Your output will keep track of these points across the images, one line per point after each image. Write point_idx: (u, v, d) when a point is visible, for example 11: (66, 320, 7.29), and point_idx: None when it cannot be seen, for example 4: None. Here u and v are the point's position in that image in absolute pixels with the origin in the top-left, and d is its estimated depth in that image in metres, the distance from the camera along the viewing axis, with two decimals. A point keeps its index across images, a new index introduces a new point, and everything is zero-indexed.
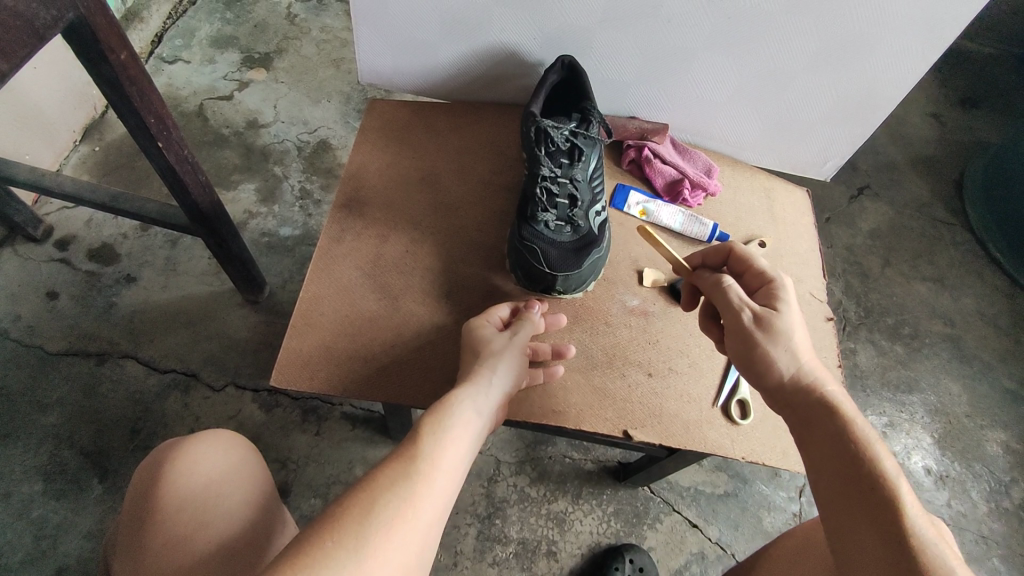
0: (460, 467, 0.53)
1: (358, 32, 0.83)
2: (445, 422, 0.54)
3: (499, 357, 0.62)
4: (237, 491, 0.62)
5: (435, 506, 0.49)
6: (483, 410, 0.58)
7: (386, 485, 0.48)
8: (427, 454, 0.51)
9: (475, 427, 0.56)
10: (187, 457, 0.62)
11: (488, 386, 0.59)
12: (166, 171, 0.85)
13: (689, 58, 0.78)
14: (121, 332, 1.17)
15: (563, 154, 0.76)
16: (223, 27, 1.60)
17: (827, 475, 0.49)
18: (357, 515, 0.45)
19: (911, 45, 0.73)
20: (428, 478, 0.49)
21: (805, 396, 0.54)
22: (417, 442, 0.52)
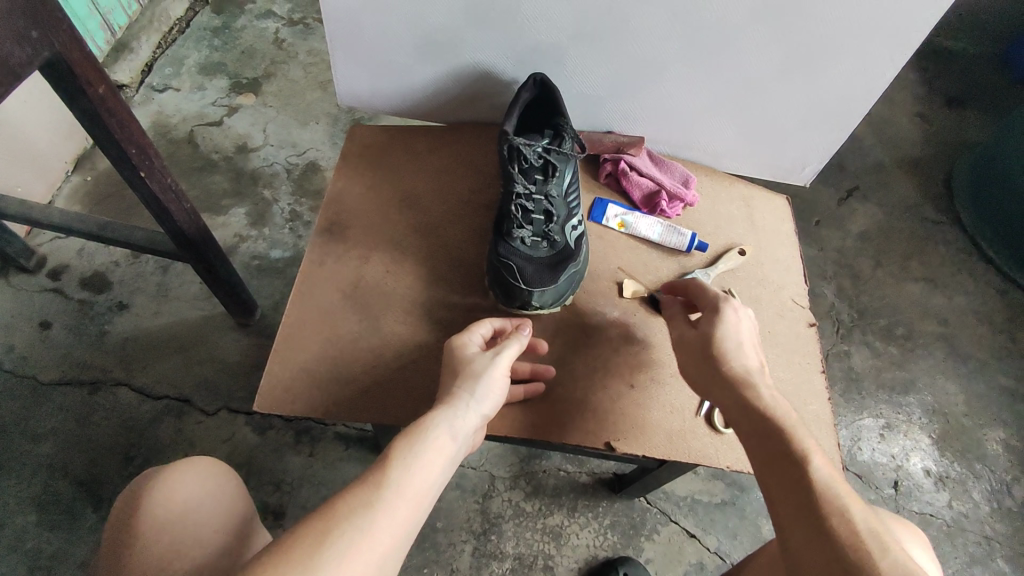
0: (427, 493, 0.53)
1: (335, 57, 0.84)
2: (419, 448, 0.55)
3: (477, 379, 0.61)
4: (214, 520, 0.63)
5: (399, 536, 0.50)
6: (459, 434, 0.58)
7: (350, 515, 0.49)
8: (396, 482, 0.52)
9: (450, 452, 0.57)
10: (166, 484, 0.63)
11: (465, 409, 0.59)
12: (150, 200, 0.86)
13: (661, 71, 0.79)
14: (114, 359, 1.18)
15: (537, 170, 0.77)
16: (211, 54, 1.63)
17: (787, 490, 0.53)
18: (316, 547, 0.46)
19: (877, 51, 0.73)
20: (393, 509, 0.50)
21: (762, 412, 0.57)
22: (386, 469, 0.52)
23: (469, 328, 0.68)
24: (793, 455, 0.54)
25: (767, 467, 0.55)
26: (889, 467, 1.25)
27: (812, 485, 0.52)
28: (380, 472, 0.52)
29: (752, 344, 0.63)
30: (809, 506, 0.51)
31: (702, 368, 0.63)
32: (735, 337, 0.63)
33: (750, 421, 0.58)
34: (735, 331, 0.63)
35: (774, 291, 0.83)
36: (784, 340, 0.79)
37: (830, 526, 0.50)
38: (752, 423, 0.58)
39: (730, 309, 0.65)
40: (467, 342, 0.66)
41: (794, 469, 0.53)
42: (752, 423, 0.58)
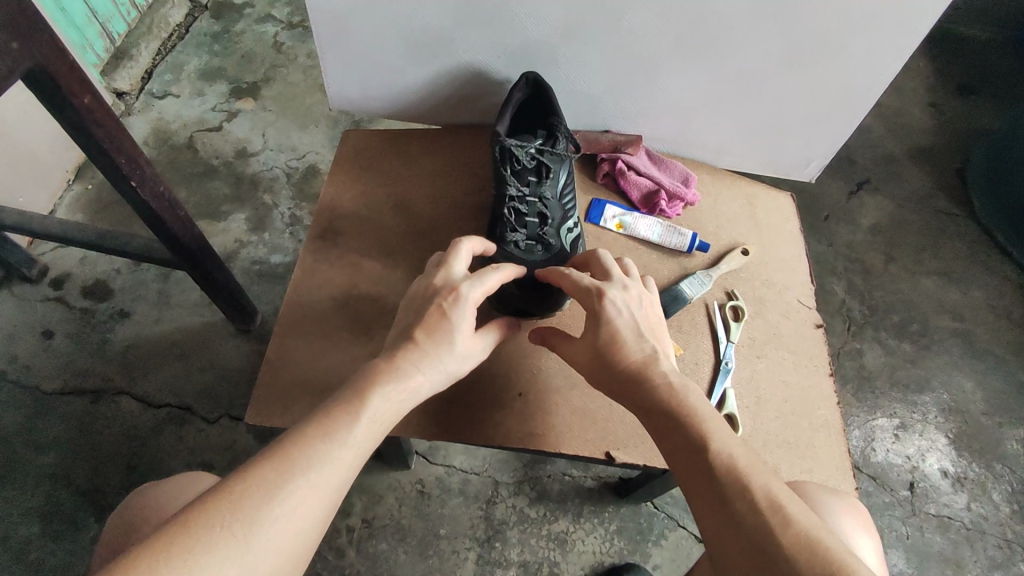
0: (356, 458, 0.49)
1: (324, 60, 0.83)
2: (351, 419, 0.49)
3: (450, 333, 0.56)
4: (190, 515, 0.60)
5: (319, 517, 0.46)
6: (402, 403, 0.52)
7: (261, 493, 0.44)
8: (318, 458, 0.46)
9: (387, 421, 0.52)
10: (157, 489, 0.62)
11: (417, 374, 0.53)
12: (142, 209, 0.86)
13: (657, 67, 0.77)
14: (116, 368, 1.18)
15: (530, 172, 0.75)
16: (211, 59, 1.62)
17: (696, 488, 0.53)
18: (219, 529, 0.41)
19: (882, 41, 0.70)
20: (312, 488, 0.45)
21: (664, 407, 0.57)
22: (306, 443, 0.47)
23: (486, 273, 0.59)
24: (697, 445, 0.54)
25: (676, 461, 0.55)
26: (904, 468, 1.22)
27: (717, 473, 0.52)
28: (298, 445, 0.47)
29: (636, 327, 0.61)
30: (716, 497, 0.51)
31: (598, 370, 0.61)
32: (617, 333, 0.60)
33: (658, 418, 0.57)
34: (616, 326, 0.60)
35: (779, 291, 0.80)
36: (790, 342, 0.76)
37: (736, 513, 0.50)
38: (656, 418, 0.57)
39: (608, 305, 0.60)
40: (478, 288, 0.58)
41: (698, 461, 0.53)
42: (655, 418, 0.57)
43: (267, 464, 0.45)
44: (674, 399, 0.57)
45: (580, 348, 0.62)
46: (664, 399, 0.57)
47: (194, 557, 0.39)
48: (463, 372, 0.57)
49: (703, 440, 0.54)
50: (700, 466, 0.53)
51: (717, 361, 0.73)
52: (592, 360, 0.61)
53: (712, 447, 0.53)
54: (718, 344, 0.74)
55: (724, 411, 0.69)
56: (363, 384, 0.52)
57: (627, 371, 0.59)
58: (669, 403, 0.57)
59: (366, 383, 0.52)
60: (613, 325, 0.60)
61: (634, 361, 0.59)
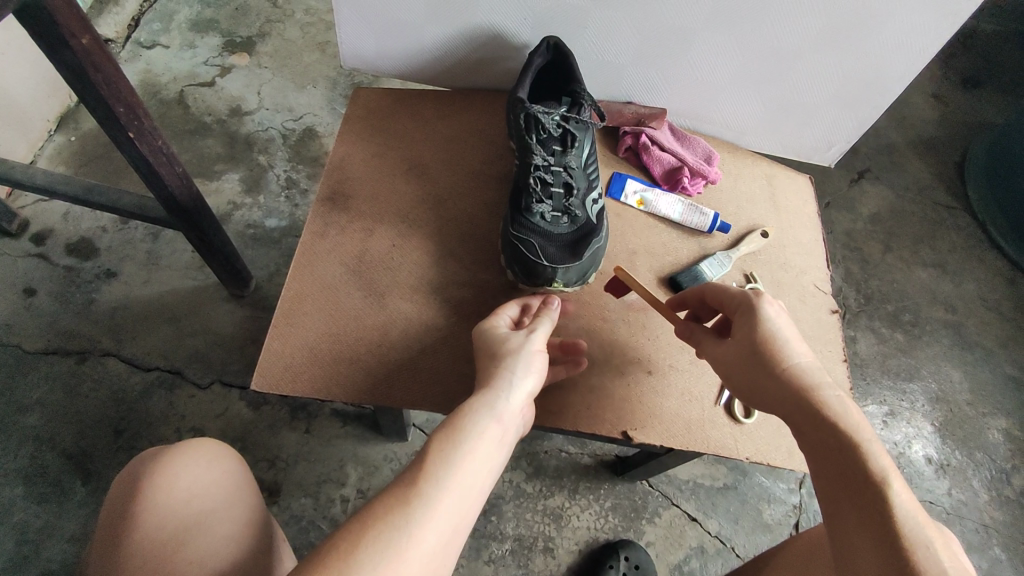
0: (465, 481, 0.48)
1: (339, 13, 0.78)
2: (452, 450, 0.50)
3: (519, 358, 0.58)
4: (192, 474, 0.57)
5: (453, 545, 0.46)
6: (503, 432, 0.54)
7: (397, 524, 0.44)
8: (439, 486, 0.47)
9: (496, 443, 0.52)
10: (167, 459, 0.57)
11: (507, 397, 0.55)
12: (139, 163, 0.81)
13: (689, 37, 0.74)
14: (102, 329, 1.13)
15: (555, 140, 0.71)
16: (203, 9, 1.55)
17: (855, 519, 0.46)
18: (372, 565, 0.41)
19: (922, 23, 0.69)
20: (442, 516, 0.46)
21: (820, 425, 0.50)
22: (424, 475, 0.48)
23: (500, 311, 0.64)
24: (860, 471, 0.47)
25: (826, 481, 0.49)
26: (891, 453, 1.24)
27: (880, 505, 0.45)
28: (421, 476, 0.47)
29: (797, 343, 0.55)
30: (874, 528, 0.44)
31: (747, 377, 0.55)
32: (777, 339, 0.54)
33: (812, 434, 0.50)
34: (774, 330, 0.55)
35: (795, 276, 0.79)
36: (804, 326, 0.76)
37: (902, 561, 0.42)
38: (810, 429, 0.50)
39: (765, 305, 0.56)
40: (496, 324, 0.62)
41: (861, 488, 0.46)
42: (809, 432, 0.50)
43: (392, 496, 0.46)
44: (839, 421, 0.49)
45: (728, 349, 0.57)
46: (833, 413, 0.50)
47: None
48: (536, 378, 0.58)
49: (867, 467, 0.47)
50: (862, 492, 0.46)
51: None
52: (743, 357, 0.55)
53: (878, 479, 0.46)
54: None
55: None
56: (459, 416, 0.53)
57: (787, 373, 0.52)
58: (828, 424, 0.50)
59: (459, 414, 0.53)
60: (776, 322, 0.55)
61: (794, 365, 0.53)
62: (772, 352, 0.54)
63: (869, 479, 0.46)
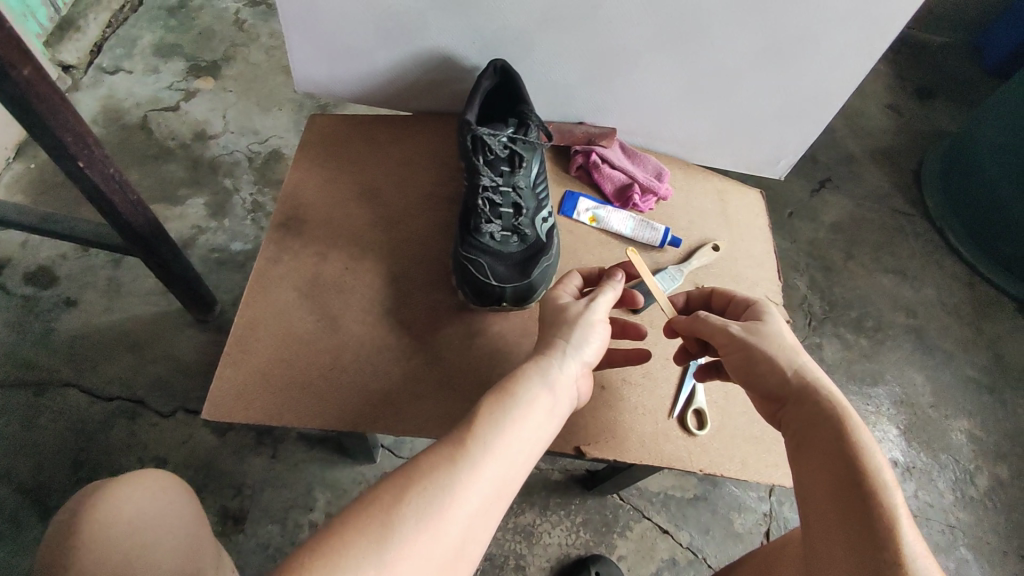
0: (510, 447, 0.50)
1: (290, 40, 0.79)
2: (501, 417, 0.51)
3: (578, 332, 0.59)
4: (136, 503, 0.56)
5: (491, 509, 0.47)
6: (555, 401, 0.55)
7: (441, 485, 0.45)
8: (484, 453, 0.48)
9: (546, 411, 0.54)
10: (113, 487, 0.57)
11: (562, 370, 0.56)
12: (92, 192, 0.81)
13: (634, 59, 0.76)
14: (61, 359, 1.11)
15: (503, 161, 0.72)
16: (167, 34, 1.55)
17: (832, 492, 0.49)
18: (413, 523, 0.42)
19: (854, 42, 0.71)
20: (485, 482, 0.47)
21: (814, 406, 0.53)
22: (470, 439, 0.49)
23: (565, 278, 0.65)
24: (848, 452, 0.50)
25: (813, 460, 0.51)
26: None
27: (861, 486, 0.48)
28: (469, 434, 0.49)
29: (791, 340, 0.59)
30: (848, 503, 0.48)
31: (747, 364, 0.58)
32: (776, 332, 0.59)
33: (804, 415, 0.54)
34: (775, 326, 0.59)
35: (746, 288, 0.81)
36: None
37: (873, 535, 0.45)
38: (802, 413, 0.54)
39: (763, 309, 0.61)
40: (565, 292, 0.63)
41: (842, 468, 0.49)
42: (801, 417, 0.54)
43: (440, 453, 0.47)
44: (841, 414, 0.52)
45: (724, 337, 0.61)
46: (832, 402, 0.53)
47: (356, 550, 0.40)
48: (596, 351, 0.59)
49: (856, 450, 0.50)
50: (845, 470, 0.49)
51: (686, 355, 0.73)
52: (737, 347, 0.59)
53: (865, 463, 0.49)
54: None
55: (692, 407, 0.70)
56: (513, 380, 0.55)
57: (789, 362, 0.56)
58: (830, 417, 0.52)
59: (513, 380, 0.55)
60: (777, 326, 0.58)
61: (799, 364, 0.56)
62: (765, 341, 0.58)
63: (856, 460, 0.49)
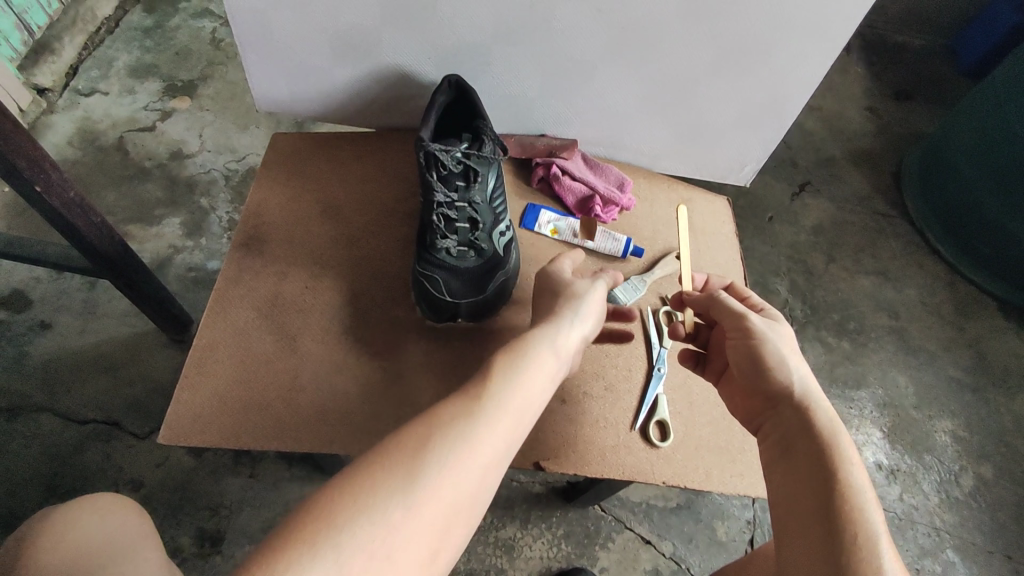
0: (525, 399, 0.50)
1: (247, 60, 0.79)
2: (514, 373, 0.51)
3: (577, 303, 0.61)
4: (91, 514, 0.57)
5: (507, 455, 0.47)
6: (559, 364, 0.56)
7: (460, 432, 0.45)
8: (499, 405, 0.48)
9: (551, 377, 0.54)
10: (74, 504, 0.58)
11: (566, 336, 0.58)
12: (53, 217, 0.81)
13: (590, 70, 0.76)
14: (35, 383, 1.11)
15: (458, 176, 0.69)
16: (144, 55, 1.55)
17: (811, 485, 0.50)
18: (433, 467, 0.42)
19: (806, 50, 0.72)
20: (501, 429, 0.47)
21: (805, 404, 0.55)
22: (488, 391, 0.49)
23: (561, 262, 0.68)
24: (829, 456, 0.51)
25: (796, 454, 0.53)
26: None
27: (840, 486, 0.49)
28: (484, 391, 0.50)
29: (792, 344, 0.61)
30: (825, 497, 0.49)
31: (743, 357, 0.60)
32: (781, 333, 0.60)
33: (794, 412, 0.55)
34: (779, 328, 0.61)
35: None
36: None
37: (845, 533, 0.46)
38: (791, 412, 0.55)
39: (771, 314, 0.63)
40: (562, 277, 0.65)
41: (823, 466, 0.51)
42: (791, 414, 0.55)
43: (457, 405, 0.47)
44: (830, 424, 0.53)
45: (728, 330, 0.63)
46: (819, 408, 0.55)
47: (366, 497, 0.40)
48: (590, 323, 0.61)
49: (836, 455, 0.51)
50: (823, 467, 0.51)
51: (649, 366, 0.73)
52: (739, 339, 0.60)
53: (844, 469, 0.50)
54: (651, 349, 0.74)
55: (655, 418, 0.69)
56: (522, 341, 0.55)
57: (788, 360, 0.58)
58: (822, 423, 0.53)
59: (522, 341, 0.55)
60: (788, 332, 0.60)
61: (798, 362, 0.57)
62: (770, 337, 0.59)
63: (836, 461, 0.51)
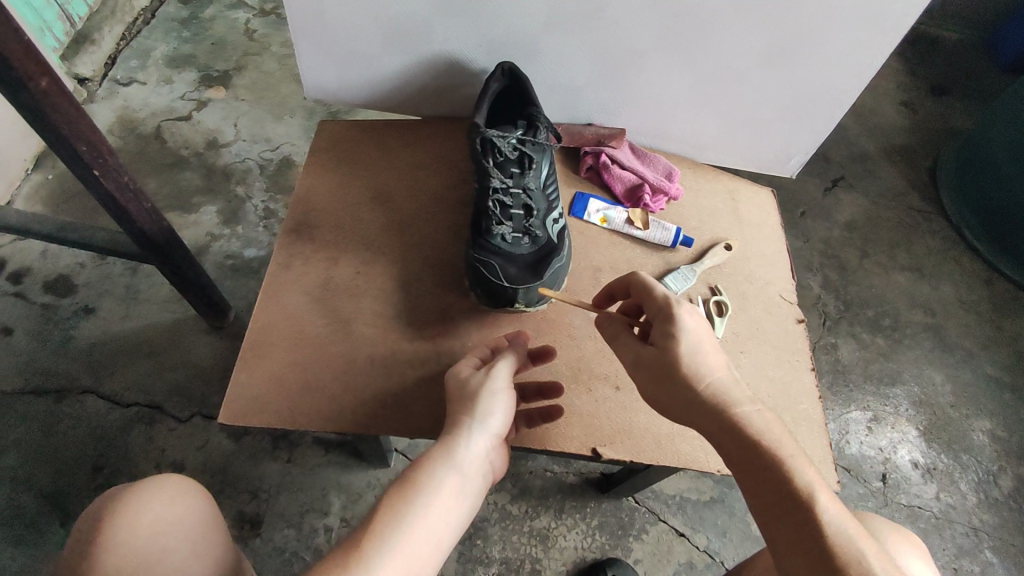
0: (417, 539, 0.52)
1: (299, 47, 0.79)
2: (403, 508, 0.53)
3: (479, 407, 0.60)
4: (161, 508, 0.57)
5: None
6: (463, 481, 0.57)
7: None
8: (388, 549, 0.50)
9: (457, 491, 0.56)
10: (143, 490, 0.58)
11: (464, 449, 0.58)
12: (107, 201, 0.82)
13: (640, 60, 0.76)
14: (80, 365, 1.13)
15: (512, 163, 0.72)
16: (180, 46, 1.57)
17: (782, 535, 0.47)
18: None
19: (862, 39, 0.71)
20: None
21: (741, 434, 0.50)
22: (369, 539, 0.50)
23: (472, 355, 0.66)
24: (787, 488, 0.47)
25: (756, 497, 0.49)
26: (877, 460, 1.25)
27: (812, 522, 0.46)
28: (373, 531, 0.51)
29: (705, 341, 0.54)
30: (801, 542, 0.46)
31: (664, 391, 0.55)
32: (689, 342, 0.54)
33: (736, 447, 0.50)
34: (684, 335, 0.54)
35: (760, 286, 0.80)
36: (772, 337, 0.77)
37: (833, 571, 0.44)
38: (734, 447, 0.51)
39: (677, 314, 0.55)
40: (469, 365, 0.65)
41: (788, 502, 0.47)
42: (736, 449, 0.50)
43: (343, 554, 0.49)
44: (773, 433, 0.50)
45: (640, 358, 0.57)
46: (759, 427, 0.50)
47: None
48: (500, 427, 0.61)
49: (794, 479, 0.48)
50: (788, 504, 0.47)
51: None
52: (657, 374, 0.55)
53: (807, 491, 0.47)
54: None
55: None
56: (417, 471, 0.57)
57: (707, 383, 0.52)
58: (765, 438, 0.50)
59: (418, 468, 0.57)
60: (688, 347, 0.53)
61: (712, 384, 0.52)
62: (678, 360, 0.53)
63: (797, 489, 0.47)
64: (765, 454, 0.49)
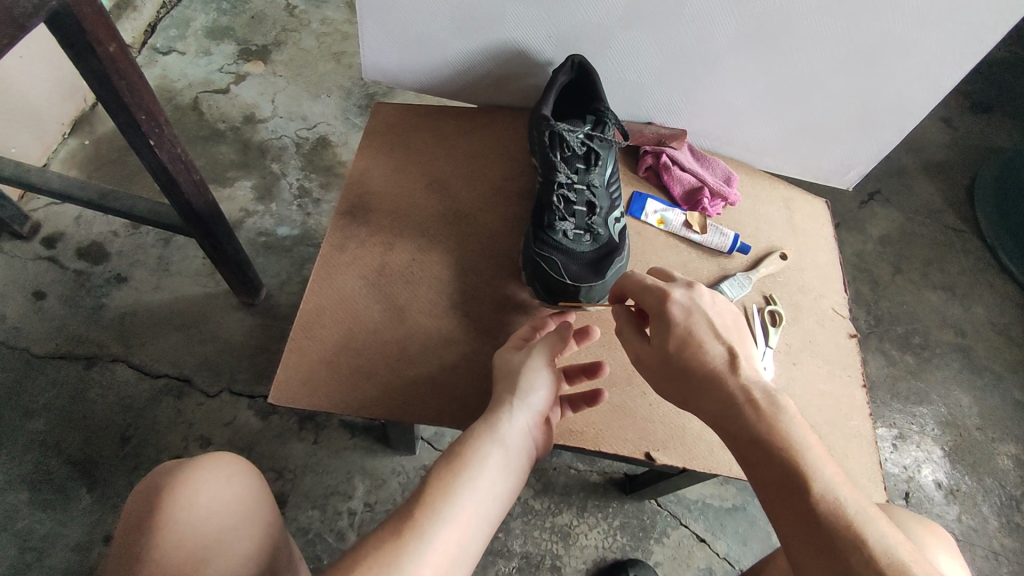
0: (467, 513, 0.51)
1: (363, 27, 0.78)
2: (451, 480, 0.53)
3: (520, 386, 0.60)
4: (217, 489, 0.57)
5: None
6: (510, 455, 0.57)
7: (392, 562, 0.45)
8: (438, 520, 0.49)
9: (502, 464, 0.56)
10: (195, 470, 0.57)
11: (508, 425, 0.58)
12: (159, 171, 0.81)
13: (712, 60, 0.75)
14: (111, 334, 1.13)
15: (579, 158, 0.71)
16: (220, 17, 1.56)
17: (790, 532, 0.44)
18: None
19: (945, 52, 0.69)
20: (438, 551, 0.48)
21: (745, 426, 0.48)
22: (419, 510, 0.50)
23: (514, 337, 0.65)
24: (792, 478, 0.44)
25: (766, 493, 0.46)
26: (901, 477, 1.24)
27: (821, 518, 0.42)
28: (417, 506, 0.50)
29: (708, 333, 0.53)
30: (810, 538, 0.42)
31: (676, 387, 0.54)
32: (689, 331, 0.53)
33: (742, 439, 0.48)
34: (685, 327, 0.53)
35: (814, 299, 0.79)
36: (824, 351, 0.76)
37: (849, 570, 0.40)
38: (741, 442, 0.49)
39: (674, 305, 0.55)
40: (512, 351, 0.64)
41: (794, 496, 0.44)
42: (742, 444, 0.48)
43: (392, 527, 0.48)
44: (775, 422, 0.47)
45: (648, 351, 0.56)
46: (765, 417, 0.48)
47: None
48: (540, 405, 0.60)
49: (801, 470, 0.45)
50: (795, 498, 0.44)
51: None
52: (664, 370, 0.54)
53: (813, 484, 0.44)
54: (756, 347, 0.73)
55: None
56: (460, 446, 0.56)
57: (711, 376, 0.51)
58: (764, 428, 0.47)
59: (461, 443, 0.56)
60: (683, 337, 0.53)
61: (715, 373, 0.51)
62: (681, 353, 0.53)
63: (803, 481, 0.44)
64: (764, 443, 0.47)
